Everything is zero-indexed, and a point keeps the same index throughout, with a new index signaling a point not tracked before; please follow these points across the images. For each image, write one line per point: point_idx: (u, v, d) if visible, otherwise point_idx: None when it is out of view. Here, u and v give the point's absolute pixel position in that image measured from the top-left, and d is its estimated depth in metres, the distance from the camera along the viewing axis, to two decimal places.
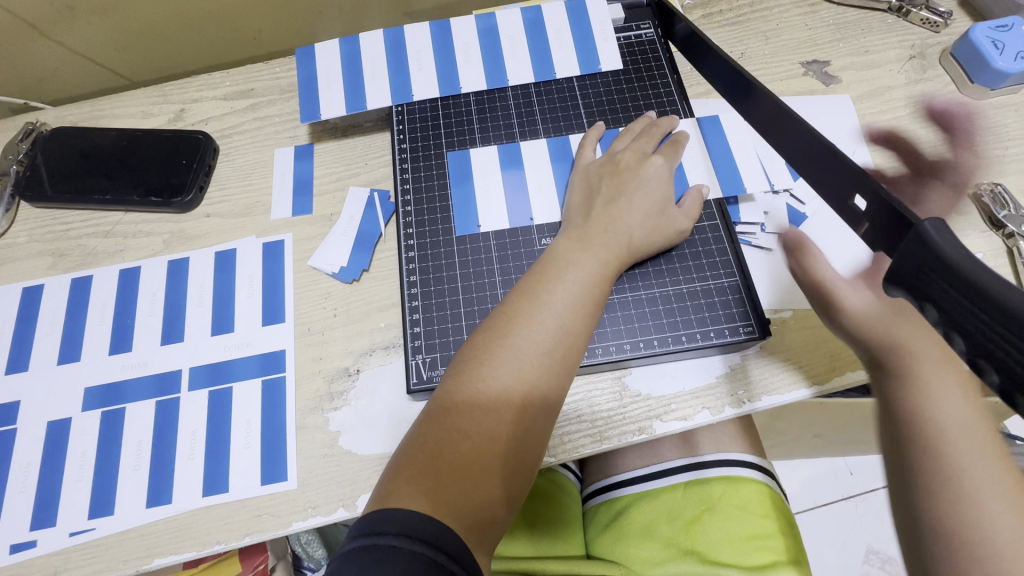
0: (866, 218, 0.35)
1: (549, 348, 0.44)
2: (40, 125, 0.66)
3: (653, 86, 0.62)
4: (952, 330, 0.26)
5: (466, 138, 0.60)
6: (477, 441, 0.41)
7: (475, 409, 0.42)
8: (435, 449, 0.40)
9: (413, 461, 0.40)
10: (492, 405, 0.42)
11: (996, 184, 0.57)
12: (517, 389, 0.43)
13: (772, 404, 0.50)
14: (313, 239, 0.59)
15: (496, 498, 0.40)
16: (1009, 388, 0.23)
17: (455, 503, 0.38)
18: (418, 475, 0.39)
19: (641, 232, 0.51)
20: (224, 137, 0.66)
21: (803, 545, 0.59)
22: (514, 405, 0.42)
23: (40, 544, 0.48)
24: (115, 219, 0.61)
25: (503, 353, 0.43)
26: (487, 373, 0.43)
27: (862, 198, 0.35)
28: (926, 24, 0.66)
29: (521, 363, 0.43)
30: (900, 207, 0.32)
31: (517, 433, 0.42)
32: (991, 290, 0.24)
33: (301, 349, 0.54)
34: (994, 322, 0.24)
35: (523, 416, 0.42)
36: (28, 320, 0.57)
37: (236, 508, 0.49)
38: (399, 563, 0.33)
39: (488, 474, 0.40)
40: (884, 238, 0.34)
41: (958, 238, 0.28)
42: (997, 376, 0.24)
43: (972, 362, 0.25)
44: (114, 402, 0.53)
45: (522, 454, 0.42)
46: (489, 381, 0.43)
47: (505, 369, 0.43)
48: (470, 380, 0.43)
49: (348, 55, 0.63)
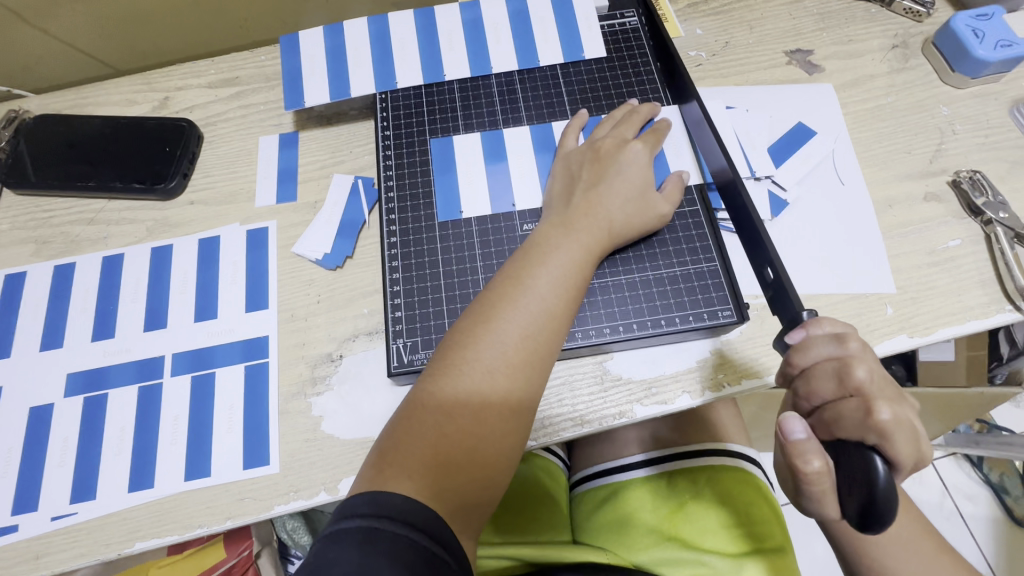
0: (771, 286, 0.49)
1: (533, 331, 0.44)
2: (23, 113, 0.66)
3: (636, 73, 0.62)
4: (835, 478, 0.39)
5: (449, 125, 0.60)
6: (463, 425, 0.41)
7: (459, 391, 0.42)
8: (420, 433, 0.41)
9: (398, 445, 0.41)
10: (477, 390, 0.42)
11: (973, 172, 0.58)
12: (502, 373, 0.43)
13: (751, 388, 0.50)
14: (297, 226, 0.59)
15: (482, 481, 0.41)
16: None
17: (439, 487, 0.39)
18: (403, 459, 0.40)
19: (622, 217, 0.51)
20: (208, 125, 0.65)
21: (785, 530, 0.60)
22: (498, 386, 0.43)
23: (22, 528, 0.48)
24: (98, 206, 0.61)
25: (488, 336, 0.44)
26: (471, 357, 0.43)
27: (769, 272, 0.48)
28: (909, 13, 0.67)
29: (505, 345, 0.43)
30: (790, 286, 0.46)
31: (502, 416, 0.42)
32: None
33: (284, 335, 0.54)
34: None
35: (509, 400, 0.43)
36: (10, 308, 0.57)
37: (218, 492, 0.49)
38: (381, 543, 0.34)
39: (473, 458, 0.41)
40: (780, 303, 0.48)
41: None
42: None
43: None
44: (97, 388, 0.53)
45: (508, 437, 0.42)
46: (474, 363, 0.43)
47: (489, 352, 0.43)
48: (455, 364, 0.43)
49: (333, 42, 0.63)
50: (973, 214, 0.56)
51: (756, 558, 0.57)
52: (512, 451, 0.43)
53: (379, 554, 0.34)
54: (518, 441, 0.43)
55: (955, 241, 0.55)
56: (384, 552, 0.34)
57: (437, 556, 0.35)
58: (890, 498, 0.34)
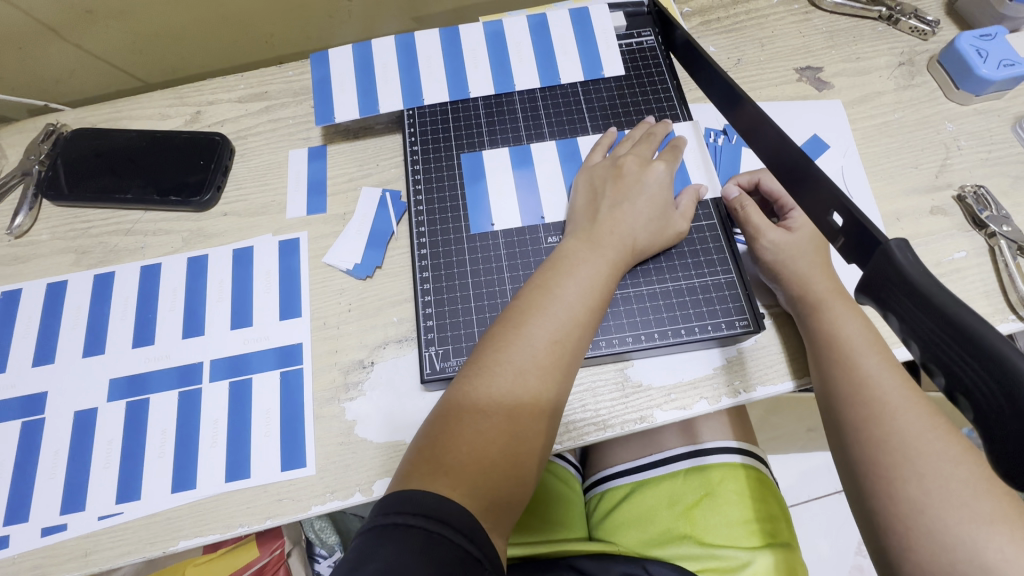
0: (842, 233, 0.38)
1: (562, 336, 0.47)
2: (61, 127, 0.69)
3: (654, 91, 0.64)
4: (911, 336, 0.31)
5: (475, 139, 0.63)
6: (496, 425, 0.43)
7: (492, 391, 0.44)
8: (455, 431, 0.43)
9: (436, 441, 0.43)
10: (510, 392, 0.44)
11: (979, 186, 0.60)
12: (533, 375, 0.45)
13: (766, 394, 0.53)
14: (327, 237, 0.61)
15: (514, 479, 0.43)
16: (952, 389, 0.29)
17: (474, 485, 0.41)
18: (442, 456, 0.42)
19: (645, 235, 0.53)
20: (240, 139, 0.68)
21: (792, 527, 0.63)
22: (531, 388, 0.45)
23: (71, 527, 0.50)
24: (135, 218, 0.64)
25: (519, 339, 0.46)
26: (504, 359, 0.45)
27: (838, 216, 0.38)
28: (915, 32, 0.69)
29: (536, 349, 0.46)
30: (869, 223, 0.35)
31: (532, 416, 0.44)
32: (957, 314, 0.29)
33: (317, 343, 0.57)
34: (953, 343, 0.29)
35: (539, 400, 0.45)
36: (53, 316, 0.59)
37: (258, 493, 0.51)
38: (416, 538, 0.35)
39: (508, 457, 0.43)
40: (858, 254, 0.37)
41: (917, 256, 0.32)
42: (943, 378, 0.29)
43: (949, 394, 0.29)
44: (139, 393, 0.55)
45: (538, 437, 0.44)
46: (506, 366, 0.45)
47: (520, 355, 0.45)
48: (488, 366, 0.45)
49: (361, 59, 0.66)
50: (978, 227, 0.59)
51: (766, 554, 0.59)
52: (541, 451, 0.45)
53: (415, 549, 0.35)
54: (547, 442, 0.45)
55: (960, 253, 0.58)
56: (418, 548, 0.35)
57: (470, 555, 0.36)
58: None
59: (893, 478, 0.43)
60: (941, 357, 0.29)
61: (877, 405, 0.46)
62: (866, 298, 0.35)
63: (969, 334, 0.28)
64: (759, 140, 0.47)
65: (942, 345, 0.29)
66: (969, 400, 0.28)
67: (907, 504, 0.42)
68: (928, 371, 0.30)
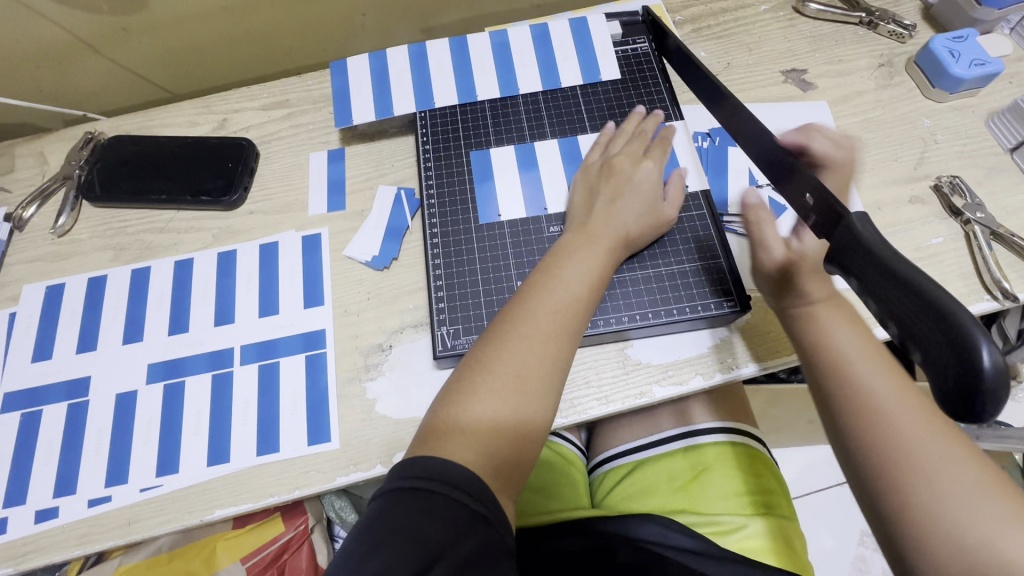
0: (813, 211, 0.44)
1: (563, 308, 0.51)
2: (98, 134, 0.74)
3: (648, 94, 0.69)
4: (870, 295, 0.37)
5: (483, 139, 0.68)
6: (503, 390, 0.47)
7: (501, 359, 0.48)
8: (464, 400, 0.47)
9: (450, 409, 0.47)
10: (517, 360, 0.48)
11: (954, 176, 0.65)
12: (537, 343, 0.49)
13: (756, 370, 0.57)
14: (347, 232, 0.66)
15: (524, 439, 0.47)
16: (904, 339, 0.35)
17: (485, 447, 0.45)
18: (459, 419, 0.46)
19: (637, 225, 0.58)
20: (265, 143, 0.73)
21: (785, 497, 0.66)
22: (539, 356, 0.49)
23: (115, 498, 0.55)
24: (168, 217, 0.69)
25: (524, 315, 0.51)
26: (511, 332, 0.50)
27: (811, 197, 0.44)
28: (893, 36, 0.74)
29: (540, 321, 0.50)
30: (835, 199, 0.41)
31: (539, 380, 0.48)
32: (908, 275, 0.35)
33: (339, 328, 0.61)
34: (908, 304, 0.34)
35: (544, 366, 0.49)
36: (94, 308, 0.64)
37: (287, 465, 0.55)
38: (422, 498, 0.40)
39: (513, 426, 0.47)
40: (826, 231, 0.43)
41: (875, 227, 0.39)
42: (895, 329, 0.35)
43: (901, 343, 0.35)
44: (175, 375, 0.60)
45: (545, 401, 0.48)
46: (514, 339, 0.49)
47: (526, 329, 0.50)
48: (497, 339, 0.50)
49: (377, 68, 0.71)
50: (954, 215, 0.63)
51: (762, 521, 0.63)
52: (549, 414, 0.49)
53: (422, 508, 0.39)
54: (554, 406, 0.49)
55: (938, 239, 0.62)
56: (420, 509, 0.39)
57: (475, 512, 0.40)
58: (982, 360, 0.30)
59: (873, 428, 0.45)
60: (898, 313, 0.35)
61: (852, 371, 0.48)
62: (834, 266, 0.41)
63: (922, 294, 0.34)
64: (746, 137, 0.54)
65: (901, 307, 0.35)
66: (918, 347, 0.33)
67: (941, 526, 0.40)
68: (882, 324, 0.37)
